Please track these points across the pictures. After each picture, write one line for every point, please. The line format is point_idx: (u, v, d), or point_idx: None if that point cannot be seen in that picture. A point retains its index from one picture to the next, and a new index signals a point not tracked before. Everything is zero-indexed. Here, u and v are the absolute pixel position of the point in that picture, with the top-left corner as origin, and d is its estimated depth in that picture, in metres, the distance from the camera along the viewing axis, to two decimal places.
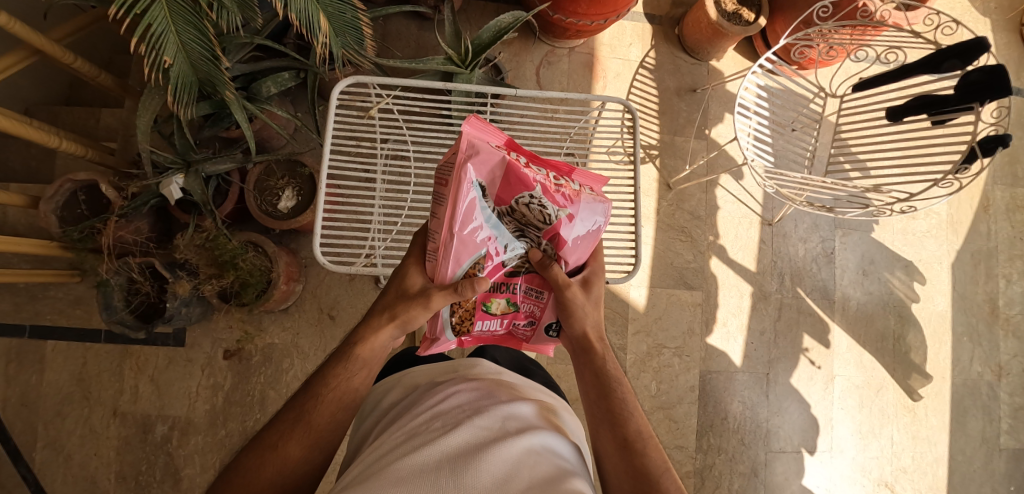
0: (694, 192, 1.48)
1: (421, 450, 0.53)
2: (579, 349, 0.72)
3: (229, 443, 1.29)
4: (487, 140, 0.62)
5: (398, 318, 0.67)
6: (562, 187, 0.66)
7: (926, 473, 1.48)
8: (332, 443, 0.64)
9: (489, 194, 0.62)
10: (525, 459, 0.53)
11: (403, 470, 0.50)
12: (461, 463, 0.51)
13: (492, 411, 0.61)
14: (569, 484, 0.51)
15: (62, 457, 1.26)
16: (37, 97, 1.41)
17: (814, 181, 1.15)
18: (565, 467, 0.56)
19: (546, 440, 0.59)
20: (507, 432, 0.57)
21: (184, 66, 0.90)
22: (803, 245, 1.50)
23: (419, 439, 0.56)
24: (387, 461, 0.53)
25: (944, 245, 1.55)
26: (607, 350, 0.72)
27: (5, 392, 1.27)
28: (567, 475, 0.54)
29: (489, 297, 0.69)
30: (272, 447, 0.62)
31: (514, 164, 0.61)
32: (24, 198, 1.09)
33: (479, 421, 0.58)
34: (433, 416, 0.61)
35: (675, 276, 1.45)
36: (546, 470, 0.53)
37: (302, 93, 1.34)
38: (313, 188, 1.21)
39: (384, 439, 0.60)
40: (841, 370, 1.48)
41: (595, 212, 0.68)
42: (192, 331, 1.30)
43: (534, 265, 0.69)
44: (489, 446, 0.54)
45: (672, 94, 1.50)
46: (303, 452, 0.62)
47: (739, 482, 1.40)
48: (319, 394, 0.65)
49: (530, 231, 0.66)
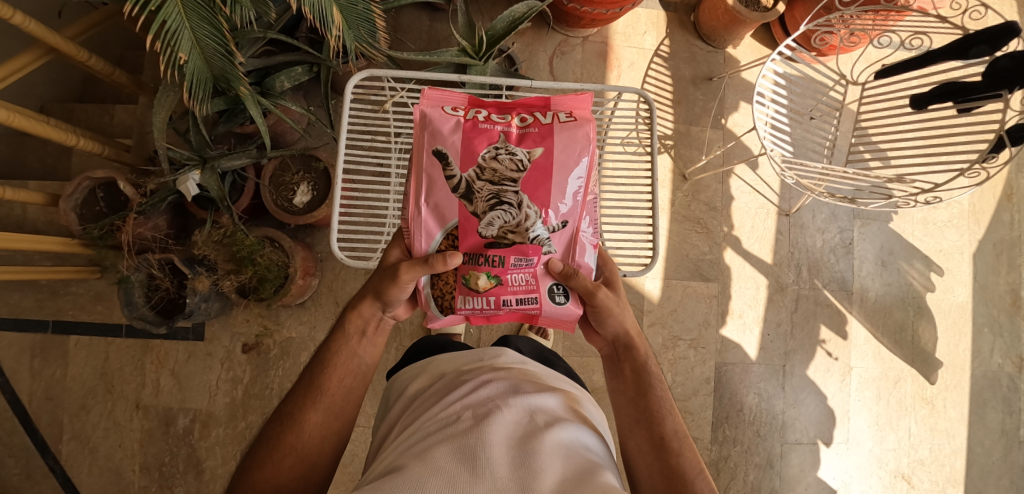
0: (710, 183, 1.46)
1: (456, 440, 0.53)
2: (614, 353, 0.75)
3: (249, 435, 1.30)
4: (441, 106, 0.69)
5: (382, 299, 0.69)
6: (524, 129, 0.67)
7: (943, 465, 1.48)
8: (346, 411, 0.67)
9: (451, 157, 0.66)
10: (557, 451, 0.53)
11: (439, 459, 0.50)
12: (495, 453, 0.51)
13: (521, 404, 0.61)
14: (603, 477, 0.52)
15: (87, 449, 1.29)
16: (52, 95, 1.41)
17: (835, 171, 1.12)
18: (596, 461, 0.56)
19: (576, 434, 0.59)
20: (538, 425, 0.57)
21: (198, 62, 0.90)
22: (820, 236, 1.48)
23: (452, 428, 0.57)
24: (420, 451, 0.53)
25: (965, 235, 1.53)
26: (646, 350, 0.74)
27: (31, 386, 1.30)
28: (598, 468, 0.54)
29: (466, 270, 0.66)
30: (291, 417, 0.64)
31: (468, 124, 0.67)
32: (44, 197, 1.10)
33: (509, 413, 0.59)
34: (463, 406, 0.61)
35: (690, 268, 1.44)
36: (579, 464, 0.53)
37: (314, 86, 1.34)
38: (328, 183, 1.21)
39: (414, 428, 0.60)
40: (859, 362, 1.47)
41: (570, 144, 0.66)
42: (211, 325, 1.32)
43: (517, 227, 0.65)
44: (522, 439, 0.54)
45: (687, 83, 1.48)
46: (322, 418, 0.65)
47: (754, 474, 1.40)
48: (327, 360, 0.68)
49: (503, 185, 0.65)
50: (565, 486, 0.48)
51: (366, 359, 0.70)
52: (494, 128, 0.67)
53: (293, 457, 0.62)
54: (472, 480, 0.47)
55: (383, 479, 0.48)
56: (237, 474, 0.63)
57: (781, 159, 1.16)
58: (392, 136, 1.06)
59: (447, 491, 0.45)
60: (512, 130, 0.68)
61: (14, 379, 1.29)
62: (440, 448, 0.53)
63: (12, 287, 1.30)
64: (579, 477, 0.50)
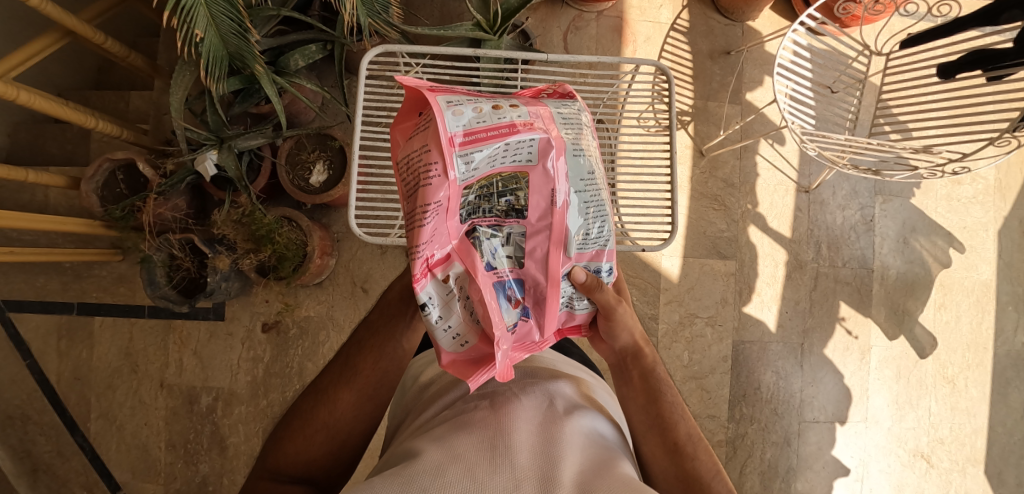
0: (728, 159, 1.44)
1: (472, 429, 0.53)
2: (623, 362, 0.70)
3: (271, 412, 1.32)
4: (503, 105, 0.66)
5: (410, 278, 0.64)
6: None
7: (964, 444, 1.46)
8: (379, 393, 0.65)
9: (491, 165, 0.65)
10: (577, 439, 0.54)
11: (457, 444, 0.50)
12: (513, 440, 0.51)
13: (539, 392, 0.62)
14: (620, 466, 0.52)
15: (115, 427, 1.33)
16: (69, 82, 1.42)
17: (857, 142, 1.09)
18: (612, 448, 0.56)
19: (592, 421, 0.59)
20: (556, 414, 0.58)
21: (214, 40, 0.89)
22: (841, 213, 1.46)
23: (467, 416, 0.56)
24: (437, 435, 0.54)
25: (990, 211, 1.49)
26: (654, 355, 0.70)
27: (58, 366, 1.33)
28: (615, 456, 0.55)
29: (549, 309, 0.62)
30: (326, 393, 0.64)
31: None
32: (65, 179, 1.11)
33: (526, 401, 0.59)
34: (479, 393, 0.61)
35: (708, 246, 1.42)
36: (597, 451, 0.53)
37: (328, 66, 1.33)
38: (343, 161, 1.21)
39: (431, 416, 0.61)
40: (879, 341, 1.45)
41: None
42: (232, 305, 1.33)
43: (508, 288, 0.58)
44: (541, 427, 0.54)
45: (705, 57, 1.45)
46: (355, 399, 0.64)
47: (771, 452, 1.40)
48: (365, 340, 0.66)
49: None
50: (584, 472, 0.48)
51: (403, 338, 0.67)
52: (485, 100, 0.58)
53: (324, 433, 0.62)
54: (493, 466, 0.46)
55: (401, 464, 0.47)
56: (271, 436, 0.64)
57: (801, 132, 1.13)
58: None
59: (468, 477, 0.44)
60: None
61: (41, 359, 1.32)
62: (458, 433, 0.53)
63: (38, 270, 1.32)
64: (598, 464, 0.50)
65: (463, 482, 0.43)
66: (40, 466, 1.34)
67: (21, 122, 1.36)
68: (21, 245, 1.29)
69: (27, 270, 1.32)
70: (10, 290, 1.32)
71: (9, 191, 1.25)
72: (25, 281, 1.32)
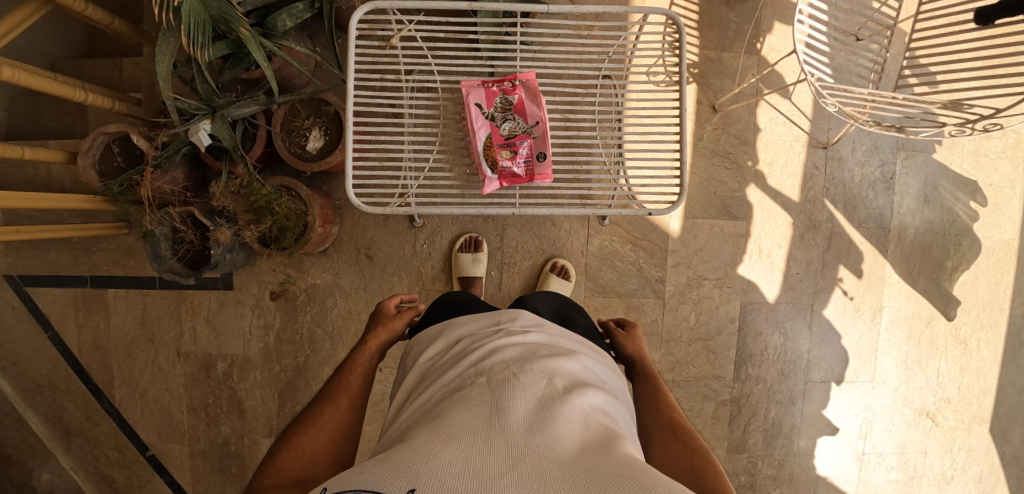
0: (743, 114, 1.37)
1: (471, 410, 0.52)
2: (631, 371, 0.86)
3: (285, 376, 1.37)
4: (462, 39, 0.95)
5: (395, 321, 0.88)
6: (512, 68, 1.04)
7: (970, 404, 1.46)
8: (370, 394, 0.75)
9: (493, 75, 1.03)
10: (574, 418, 0.53)
11: (452, 425, 0.50)
12: (511, 421, 0.50)
13: (539, 369, 0.60)
14: (622, 444, 0.51)
15: (139, 393, 1.38)
16: (58, 50, 1.38)
17: (882, 96, 1.01)
18: (614, 427, 0.56)
19: (592, 400, 0.58)
20: (556, 391, 0.57)
21: (193, 3, 0.84)
22: (859, 170, 1.39)
23: (467, 396, 0.56)
24: (433, 417, 0.53)
25: (1019, 167, 1.41)
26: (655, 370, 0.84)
27: (79, 338, 1.37)
28: (616, 435, 0.54)
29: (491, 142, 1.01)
30: (326, 398, 0.72)
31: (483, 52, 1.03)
32: (63, 155, 1.10)
33: (525, 379, 0.58)
34: (477, 373, 0.60)
35: (718, 207, 1.38)
36: (597, 429, 0.53)
37: (318, 24, 1.27)
38: (340, 126, 1.18)
39: (430, 398, 0.60)
40: (891, 302, 1.42)
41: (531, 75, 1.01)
42: (239, 275, 1.34)
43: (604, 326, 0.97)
44: (540, 405, 0.53)
45: (720, 3, 1.34)
46: (352, 397, 0.73)
47: (776, 411, 1.42)
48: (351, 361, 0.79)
49: (511, 115, 0.99)
50: (581, 452, 0.47)
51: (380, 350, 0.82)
52: (507, 84, 0.98)
53: (331, 425, 0.68)
54: (487, 447, 0.46)
55: (396, 447, 0.47)
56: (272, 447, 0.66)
57: (821, 86, 1.06)
58: (403, 73, 1.01)
59: (461, 458, 0.44)
60: (511, 98, 0.98)
61: (62, 331, 1.36)
62: (453, 414, 0.52)
63: (48, 245, 1.33)
64: (598, 443, 0.49)
65: (459, 466, 0.43)
66: (72, 431, 1.39)
67: (14, 95, 1.33)
68: (30, 220, 1.30)
69: (38, 245, 1.33)
70: (24, 264, 1.34)
71: (12, 167, 1.25)
72: (37, 255, 1.34)
